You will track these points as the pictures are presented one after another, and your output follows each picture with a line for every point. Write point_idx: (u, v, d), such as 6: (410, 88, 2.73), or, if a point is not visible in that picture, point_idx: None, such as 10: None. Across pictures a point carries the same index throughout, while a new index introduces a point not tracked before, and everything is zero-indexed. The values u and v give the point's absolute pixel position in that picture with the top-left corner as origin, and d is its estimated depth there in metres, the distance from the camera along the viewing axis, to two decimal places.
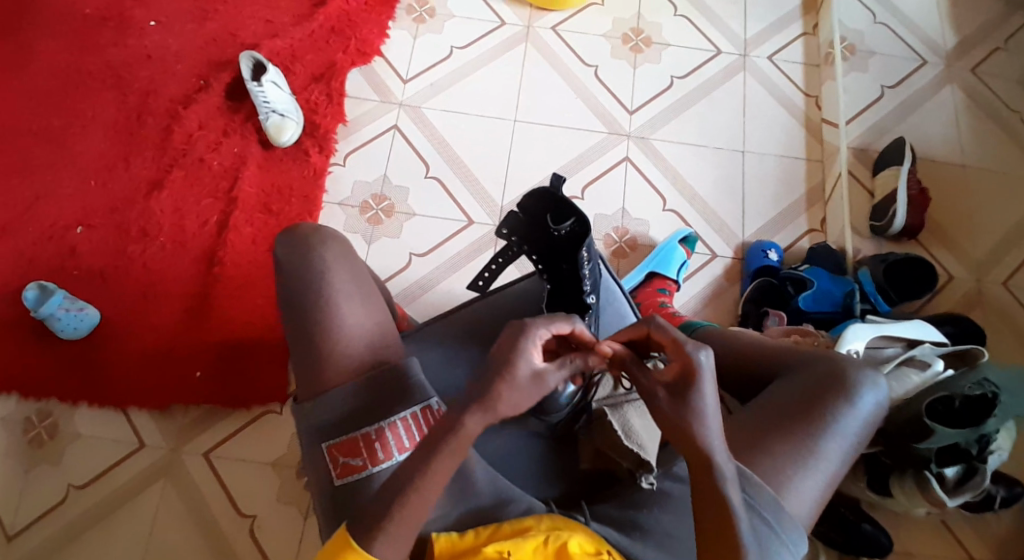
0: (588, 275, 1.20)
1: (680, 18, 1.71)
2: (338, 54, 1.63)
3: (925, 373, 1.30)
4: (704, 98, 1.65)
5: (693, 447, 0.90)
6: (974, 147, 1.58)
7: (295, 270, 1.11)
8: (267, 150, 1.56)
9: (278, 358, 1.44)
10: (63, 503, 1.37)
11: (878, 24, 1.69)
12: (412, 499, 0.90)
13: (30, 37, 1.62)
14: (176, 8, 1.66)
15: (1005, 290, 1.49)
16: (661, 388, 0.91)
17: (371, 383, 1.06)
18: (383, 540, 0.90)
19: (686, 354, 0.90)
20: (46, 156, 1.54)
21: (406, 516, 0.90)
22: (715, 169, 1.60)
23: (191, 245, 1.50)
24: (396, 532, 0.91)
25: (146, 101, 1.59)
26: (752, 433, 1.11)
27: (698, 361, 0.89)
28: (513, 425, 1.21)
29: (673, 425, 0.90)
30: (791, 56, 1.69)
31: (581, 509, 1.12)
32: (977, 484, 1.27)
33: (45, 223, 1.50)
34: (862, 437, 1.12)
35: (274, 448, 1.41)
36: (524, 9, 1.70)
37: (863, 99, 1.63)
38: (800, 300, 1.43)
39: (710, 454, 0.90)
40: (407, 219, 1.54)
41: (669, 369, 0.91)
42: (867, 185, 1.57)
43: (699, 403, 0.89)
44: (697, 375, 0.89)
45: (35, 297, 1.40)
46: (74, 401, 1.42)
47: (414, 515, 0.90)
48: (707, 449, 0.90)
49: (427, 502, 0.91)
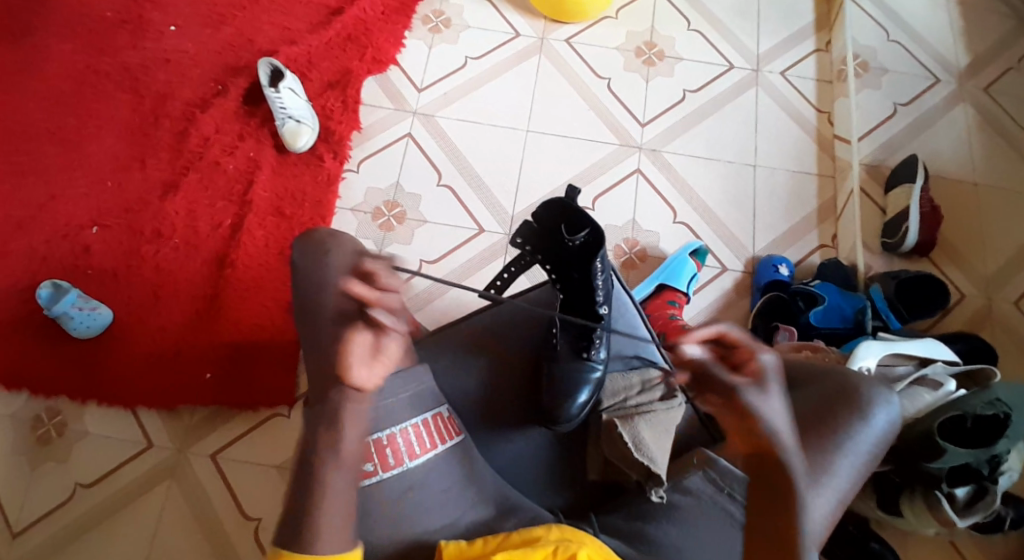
0: (601, 286, 1.21)
1: (693, 33, 1.72)
2: (354, 62, 1.64)
3: (938, 392, 1.30)
4: (716, 112, 1.65)
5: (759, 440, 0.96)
6: (986, 166, 1.58)
7: (308, 268, 1.11)
8: (281, 155, 1.57)
9: (288, 363, 1.44)
10: (68, 501, 1.37)
11: (890, 41, 1.70)
12: (346, 488, 0.94)
13: (51, 39, 1.64)
14: (194, 13, 1.67)
15: (1016, 310, 1.49)
16: (744, 382, 0.98)
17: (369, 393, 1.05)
18: (320, 537, 0.92)
19: (746, 354, 1.01)
20: (62, 156, 1.55)
21: (334, 508, 0.93)
22: (725, 183, 1.60)
23: (203, 247, 1.50)
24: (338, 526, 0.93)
25: (163, 103, 1.60)
26: None
27: (765, 361, 1.00)
28: (520, 433, 1.20)
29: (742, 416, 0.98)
30: (803, 72, 1.70)
31: (589, 520, 1.12)
32: (987, 504, 1.26)
33: (59, 222, 1.51)
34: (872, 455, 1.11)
35: (280, 452, 1.41)
36: (539, 21, 1.71)
37: (876, 116, 1.63)
38: (811, 315, 1.42)
39: (772, 447, 0.96)
40: (418, 226, 1.54)
41: (744, 370, 1.00)
42: (879, 202, 1.57)
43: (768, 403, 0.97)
44: (767, 376, 0.98)
45: (50, 296, 1.40)
46: (82, 400, 1.42)
47: (334, 501, 0.93)
48: (782, 444, 0.96)
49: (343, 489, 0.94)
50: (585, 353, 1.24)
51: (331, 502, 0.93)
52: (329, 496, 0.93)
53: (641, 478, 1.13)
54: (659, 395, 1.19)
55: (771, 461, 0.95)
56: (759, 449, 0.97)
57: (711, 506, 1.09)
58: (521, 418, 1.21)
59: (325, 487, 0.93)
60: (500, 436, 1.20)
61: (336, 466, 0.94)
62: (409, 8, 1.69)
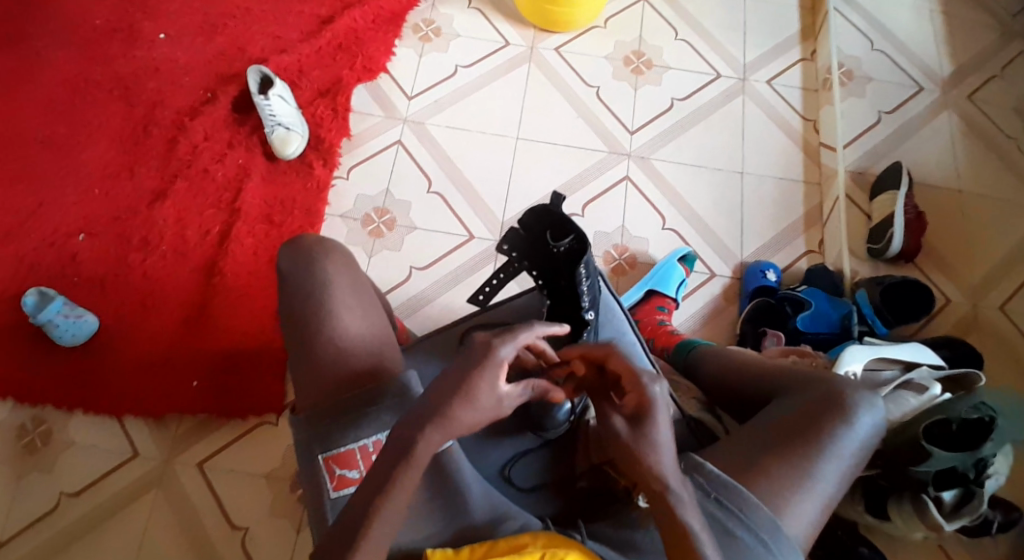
0: (587, 291, 1.21)
1: (682, 42, 1.74)
2: (344, 71, 1.65)
3: (923, 396, 1.26)
4: (704, 119, 1.67)
5: (643, 476, 0.93)
6: (971, 173, 1.60)
7: (298, 276, 1.13)
8: (270, 162, 1.57)
9: (276, 370, 1.44)
10: (53, 511, 1.36)
11: (875, 50, 1.73)
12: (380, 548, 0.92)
13: (41, 48, 1.64)
14: (185, 22, 1.68)
15: (1002, 315, 1.50)
16: (620, 417, 0.95)
17: (345, 401, 1.05)
18: None
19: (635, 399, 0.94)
20: (50, 164, 1.56)
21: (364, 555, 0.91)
22: (711, 190, 1.62)
23: (193, 253, 1.51)
24: (377, 549, 0.92)
25: (154, 111, 1.60)
26: (743, 460, 1.10)
27: (654, 393, 0.93)
28: (511, 438, 1.21)
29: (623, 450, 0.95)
30: (789, 81, 1.72)
31: (578, 526, 1.10)
32: (973, 509, 1.24)
33: (48, 229, 1.51)
34: (856, 469, 1.11)
35: (266, 460, 1.40)
36: (529, 30, 1.73)
37: (860, 124, 1.66)
38: (798, 320, 1.44)
39: (656, 483, 0.93)
40: (408, 233, 1.55)
41: (629, 398, 0.95)
42: (864, 209, 1.59)
43: (654, 435, 0.93)
44: (654, 408, 0.93)
45: (35, 303, 1.40)
46: (68, 409, 1.42)
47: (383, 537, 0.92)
48: (668, 480, 0.93)
49: (389, 530, 0.92)
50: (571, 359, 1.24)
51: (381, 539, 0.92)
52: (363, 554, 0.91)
53: (623, 413, 0.95)
54: None
55: (661, 501, 0.93)
56: (646, 481, 0.94)
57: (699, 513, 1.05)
58: (512, 424, 1.22)
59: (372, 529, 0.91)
60: (489, 442, 1.21)
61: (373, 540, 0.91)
62: (400, 17, 1.71)
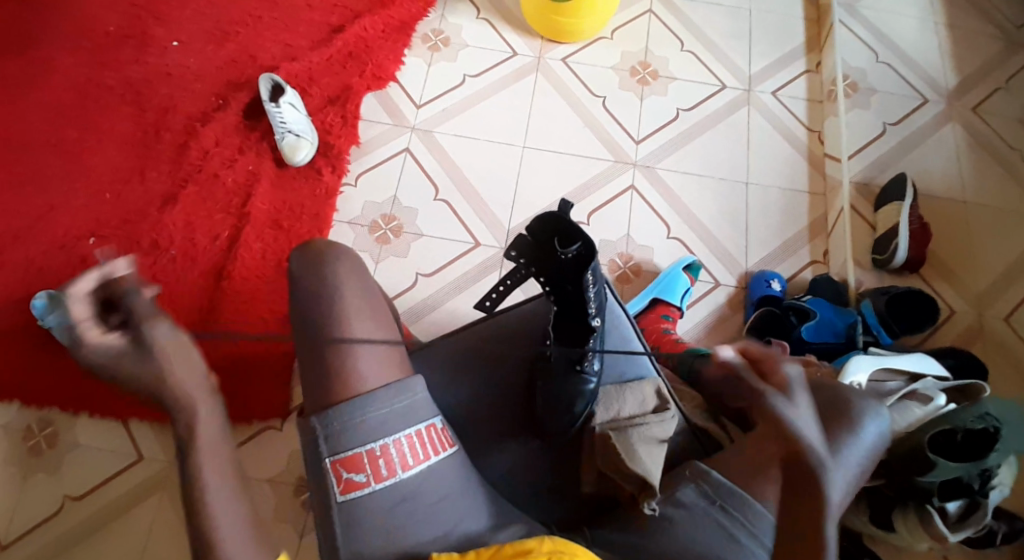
0: (593, 298, 1.21)
1: (687, 53, 1.75)
2: (354, 79, 1.67)
3: (928, 406, 1.28)
4: (710, 130, 1.68)
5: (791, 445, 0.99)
6: (976, 184, 1.61)
7: (308, 281, 1.13)
8: (280, 169, 1.59)
9: (283, 375, 1.45)
10: (58, 514, 1.37)
11: (880, 63, 1.74)
12: (232, 514, 0.94)
13: (53, 54, 1.66)
14: (197, 30, 1.70)
15: (1007, 326, 1.50)
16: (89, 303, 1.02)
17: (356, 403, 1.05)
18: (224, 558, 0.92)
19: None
20: (61, 168, 1.57)
21: (224, 534, 0.93)
22: (717, 199, 1.63)
23: (201, 259, 1.52)
24: (226, 520, 0.94)
25: (165, 117, 1.62)
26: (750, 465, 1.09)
27: (790, 373, 1.02)
28: (513, 444, 1.20)
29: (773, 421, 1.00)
30: (794, 93, 1.73)
31: (582, 533, 1.11)
32: (979, 519, 1.24)
33: (58, 233, 1.52)
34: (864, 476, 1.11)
35: (272, 465, 1.41)
36: (536, 40, 1.75)
37: (865, 135, 1.67)
38: (803, 330, 1.43)
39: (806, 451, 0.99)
40: (414, 239, 1.56)
41: (771, 378, 1.01)
42: (869, 219, 1.60)
43: (799, 405, 1.00)
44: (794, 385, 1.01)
45: (43, 306, 1.42)
46: (75, 411, 1.42)
47: (218, 508, 0.94)
48: (815, 449, 0.99)
49: (226, 500, 0.95)
50: (579, 365, 1.22)
51: (215, 505, 0.94)
52: (223, 525, 0.93)
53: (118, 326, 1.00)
54: (652, 407, 1.19)
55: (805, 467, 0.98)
56: (793, 453, 0.99)
57: (705, 520, 1.07)
58: (518, 431, 1.21)
59: (205, 490, 0.94)
60: (490, 446, 1.20)
61: (218, 513, 0.94)
62: (409, 27, 1.73)
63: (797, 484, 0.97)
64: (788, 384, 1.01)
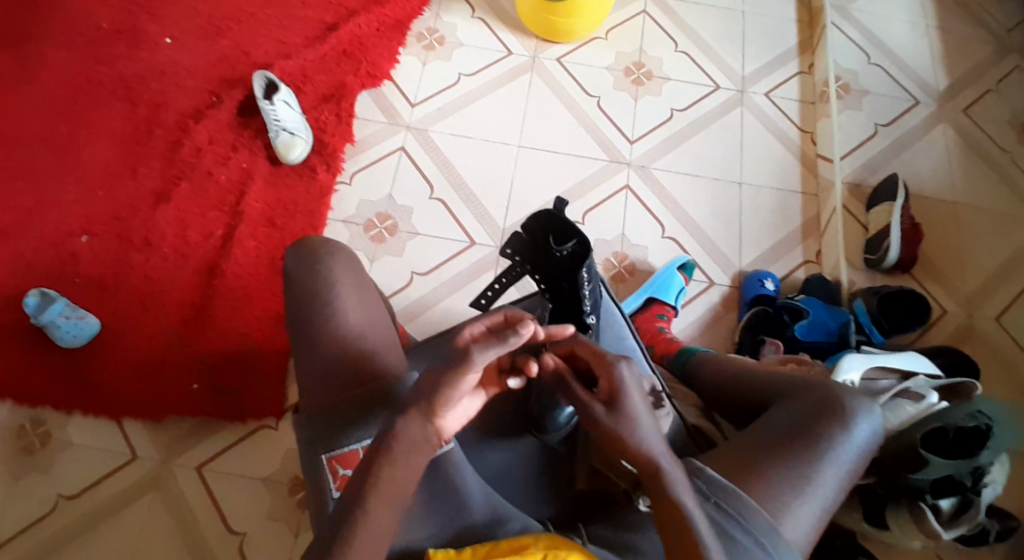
0: (588, 296, 1.22)
1: (681, 54, 1.76)
2: (348, 77, 1.67)
3: (920, 404, 1.29)
4: (703, 131, 1.69)
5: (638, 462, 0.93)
6: (966, 185, 1.63)
7: (301, 278, 1.13)
8: (274, 166, 1.58)
9: (276, 374, 1.44)
10: (50, 513, 1.35)
11: (872, 64, 1.76)
12: None
13: (45, 49, 1.65)
14: (190, 26, 1.69)
15: (998, 326, 1.51)
16: None
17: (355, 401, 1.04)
18: None
19: None
20: (51, 165, 1.56)
21: None
22: (711, 199, 1.64)
23: (194, 256, 1.51)
24: None
25: (157, 114, 1.61)
26: (740, 462, 1.10)
27: (619, 373, 0.95)
28: (507, 443, 1.20)
29: (610, 436, 0.94)
30: (787, 93, 1.74)
31: (577, 530, 1.10)
32: (971, 517, 1.25)
33: (49, 229, 1.51)
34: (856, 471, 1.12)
35: (267, 463, 1.40)
36: (531, 40, 1.75)
37: (857, 136, 1.68)
38: (795, 329, 1.45)
39: (654, 467, 0.93)
40: (410, 238, 1.56)
41: (601, 386, 0.96)
42: (861, 219, 1.60)
43: (630, 410, 0.94)
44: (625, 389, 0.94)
45: (37, 303, 1.38)
46: (67, 409, 1.41)
47: None
48: (658, 461, 0.93)
49: None
50: None
51: None
52: None
53: None
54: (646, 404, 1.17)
55: (659, 484, 0.93)
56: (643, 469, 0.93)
57: None
58: (513, 430, 1.21)
59: None
60: (484, 445, 1.20)
61: None
62: (404, 25, 1.73)
63: (661, 500, 0.92)
64: (619, 387, 0.94)
